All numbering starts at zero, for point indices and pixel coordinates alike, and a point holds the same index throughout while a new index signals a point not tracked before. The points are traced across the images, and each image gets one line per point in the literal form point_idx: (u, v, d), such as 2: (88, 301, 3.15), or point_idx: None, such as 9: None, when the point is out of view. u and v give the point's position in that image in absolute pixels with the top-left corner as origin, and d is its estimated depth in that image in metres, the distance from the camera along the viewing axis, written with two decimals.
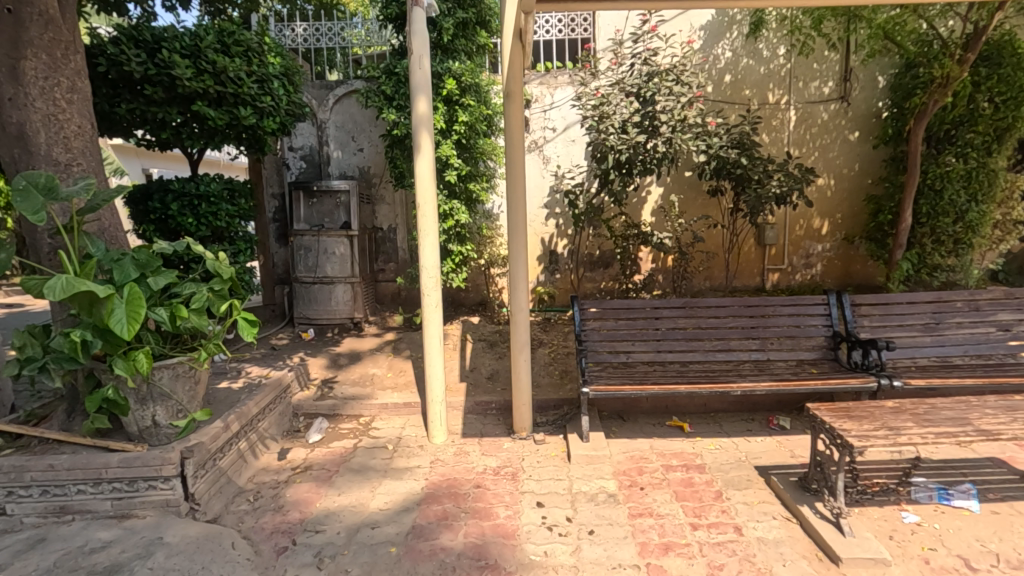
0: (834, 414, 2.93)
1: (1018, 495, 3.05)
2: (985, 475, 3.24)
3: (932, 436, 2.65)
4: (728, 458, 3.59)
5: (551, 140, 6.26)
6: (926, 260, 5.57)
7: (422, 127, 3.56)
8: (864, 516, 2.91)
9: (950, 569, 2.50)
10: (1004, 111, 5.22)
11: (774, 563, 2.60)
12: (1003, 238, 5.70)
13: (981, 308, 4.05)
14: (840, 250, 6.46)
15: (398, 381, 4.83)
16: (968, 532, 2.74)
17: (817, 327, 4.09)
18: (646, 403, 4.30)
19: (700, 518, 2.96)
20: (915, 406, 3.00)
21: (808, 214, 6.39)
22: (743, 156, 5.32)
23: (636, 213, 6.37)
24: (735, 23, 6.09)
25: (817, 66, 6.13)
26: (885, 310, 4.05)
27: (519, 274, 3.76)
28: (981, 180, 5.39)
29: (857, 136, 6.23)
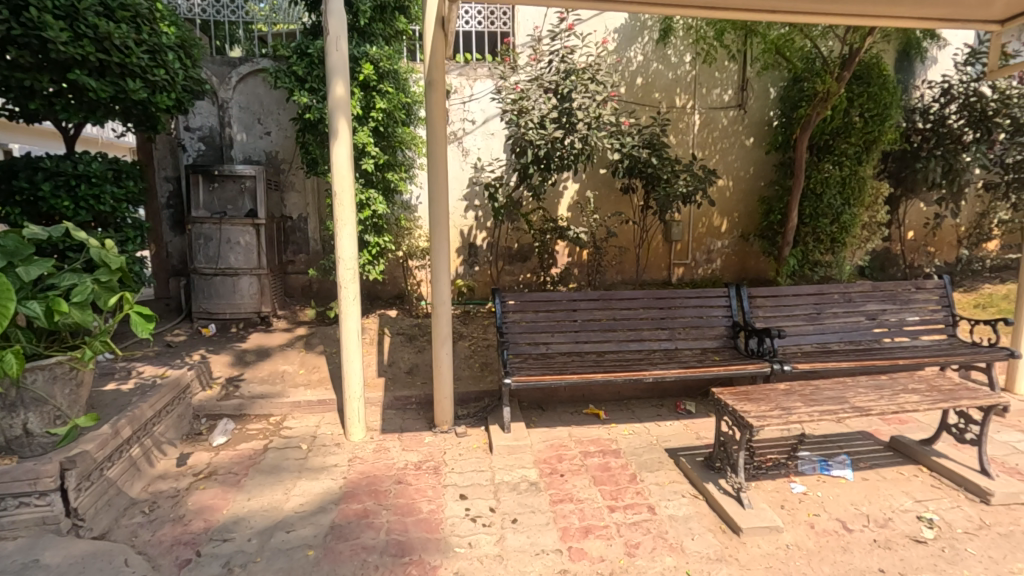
0: (736, 398, 3.18)
1: (883, 463, 3.48)
2: (857, 447, 3.68)
3: (817, 414, 2.97)
4: (640, 443, 3.78)
5: (470, 132, 6.23)
6: (808, 257, 6.19)
7: (339, 112, 3.41)
8: (760, 489, 3.19)
9: (831, 532, 2.81)
10: (872, 125, 5.88)
11: (684, 538, 2.78)
12: (869, 238, 6.43)
13: (854, 299, 4.56)
14: (736, 247, 7.00)
15: (311, 377, 4.61)
16: (844, 498, 3.09)
17: (719, 317, 4.41)
18: (564, 393, 4.43)
19: (617, 500, 3.10)
20: (802, 387, 3.33)
21: (709, 213, 6.86)
22: (654, 156, 5.61)
23: (553, 207, 6.50)
24: (647, 28, 6.38)
25: (718, 75, 6.58)
26: (776, 301, 4.45)
27: (441, 267, 3.71)
28: (853, 186, 6.03)
29: (752, 142, 6.76)
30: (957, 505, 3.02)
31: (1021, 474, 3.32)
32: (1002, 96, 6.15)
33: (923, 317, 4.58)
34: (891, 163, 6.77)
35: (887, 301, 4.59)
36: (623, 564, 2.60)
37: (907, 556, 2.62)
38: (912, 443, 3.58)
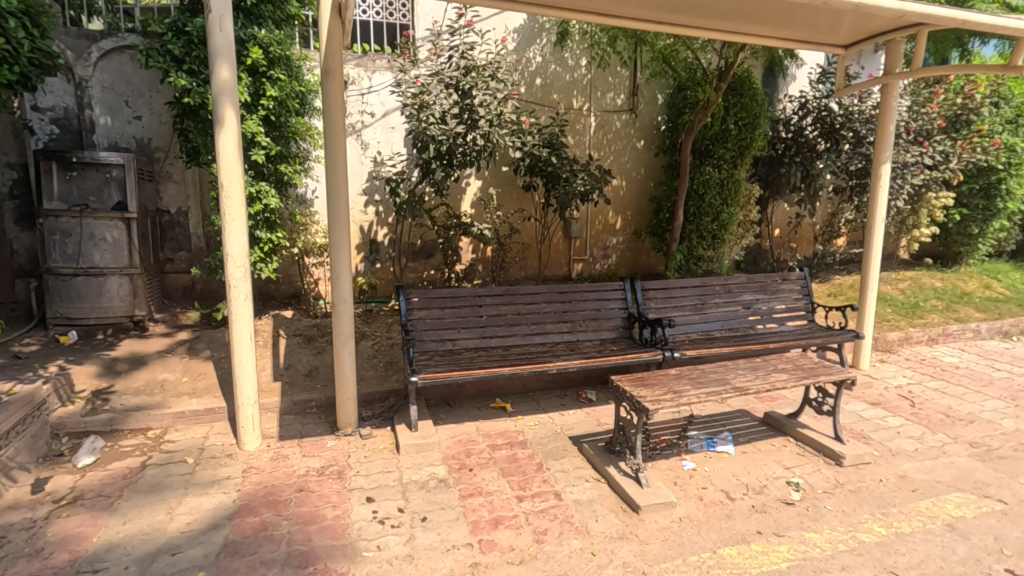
0: (633, 384, 3.37)
1: (758, 437, 3.88)
2: (737, 424, 4.06)
3: (704, 395, 3.24)
4: (546, 432, 3.90)
5: (370, 125, 6.03)
6: (693, 252, 6.72)
7: (224, 97, 3.16)
8: (655, 469, 3.42)
9: (717, 502, 3.08)
10: (744, 132, 6.49)
11: (588, 520, 2.92)
12: (743, 235, 7.11)
13: (732, 290, 5.02)
14: (630, 243, 7.41)
15: (197, 385, 4.24)
16: (727, 471, 3.40)
17: (616, 309, 4.65)
18: (471, 388, 4.44)
19: (525, 490, 3.17)
20: (690, 371, 3.62)
21: (606, 211, 7.20)
22: (553, 155, 5.79)
23: (456, 204, 6.49)
24: (545, 30, 6.55)
25: (611, 80, 6.91)
26: (666, 293, 4.79)
27: (341, 264, 3.57)
28: (730, 188, 6.63)
29: (642, 145, 7.19)
30: (818, 469, 3.44)
31: (866, 438, 3.85)
32: (847, 112, 7.08)
33: (789, 305, 5.15)
34: (761, 167, 7.52)
35: (759, 291, 5.10)
36: (532, 551, 2.67)
37: (779, 517, 2.94)
38: (781, 417, 4.02)
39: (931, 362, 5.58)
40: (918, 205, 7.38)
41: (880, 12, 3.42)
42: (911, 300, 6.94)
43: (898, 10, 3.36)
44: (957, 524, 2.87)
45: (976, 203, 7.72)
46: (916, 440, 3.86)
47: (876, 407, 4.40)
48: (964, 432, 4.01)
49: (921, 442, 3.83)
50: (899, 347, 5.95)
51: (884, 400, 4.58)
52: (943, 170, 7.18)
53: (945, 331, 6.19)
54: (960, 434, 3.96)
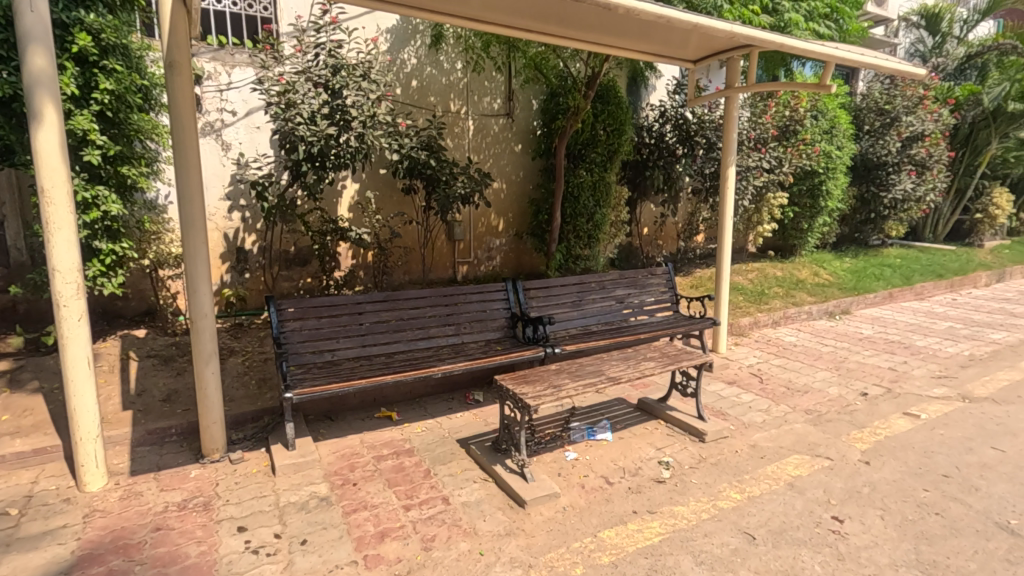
0: (516, 382, 3.46)
1: (633, 422, 4.15)
2: (614, 413, 4.32)
3: (581, 387, 3.40)
4: (433, 438, 3.87)
5: (231, 124, 5.57)
6: (571, 252, 7.06)
7: (41, 88, 2.75)
8: (540, 462, 3.54)
9: (597, 488, 3.25)
10: (612, 138, 6.93)
11: (476, 520, 2.94)
12: (616, 235, 7.59)
13: (607, 287, 5.31)
14: (512, 245, 7.57)
15: (23, 423, 3.64)
16: (606, 457, 3.60)
17: (499, 310, 4.74)
18: (354, 399, 4.28)
19: (411, 499, 3.12)
20: (569, 365, 3.79)
21: (488, 213, 7.30)
22: (432, 158, 5.76)
23: (332, 208, 6.21)
24: (419, 32, 6.50)
25: (487, 85, 7.03)
26: (546, 292, 4.96)
27: (199, 276, 3.26)
28: (602, 190, 7.04)
29: (520, 148, 7.39)
30: (684, 447, 3.76)
31: (724, 414, 4.28)
32: (699, 121, 7.84)
33: (656, 298, 5.57)
34: (629, 170, 8.00)
35: (631, 286, 5.46)
36: (420, 560, 2.63)
37: (652, 495, 3.17)
38: (653, 402, 4.35)
39: (775, 343, 6.34)
40: (760, 204, 8.36)
41: (715, 34, 3.85)
42: (758, 289, 7.84)
43: (729, 33, 3.81)
44: (796, 482, 3.29)
45: (805, 202, 8.92)
46: (764, 412, 4.36)
47: (732, 386, 4.92)
48: (800, 401, 4.61)
49: (767, 413, 4.34)
50: (750, 331, 6.70)
51: (738, 379, 5.13)
52: (779, 173, 8.18)
53: (785, 315, 7.07)
54: (798, 404, 4.54)
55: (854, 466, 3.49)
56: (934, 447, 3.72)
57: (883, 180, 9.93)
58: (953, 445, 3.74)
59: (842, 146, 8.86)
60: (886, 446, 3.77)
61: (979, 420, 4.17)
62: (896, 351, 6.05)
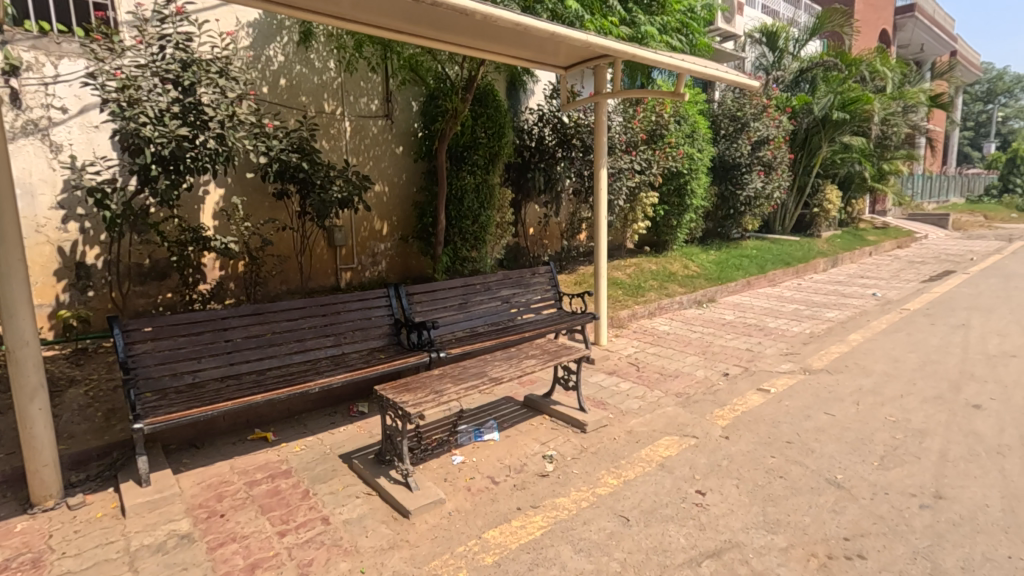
0: (396, 391, 3.38)
1: (520, 420, 4.24)
2: (502, 412, 4.38)
3: (463, 391, 3.40)
4: (313, 455, 3.68)
5: (60, 123, 4.90)
6: (458, 254, 7.07)
7: None
8: (427, 469, 3.50)
9: (483, 489, 3.28)
10: (493, 140, 7.03)
11: (358, 537, 2.83)
12: (502, 235, 7.71)
13: (492, 288, 5.32)
14: (398, 249, 7.41)
15: None
16: (493, 457, 3.64)
17: (381, 317, 4.61)
18: (223, 423, 3.94)
19: (287, 523, 2.93)
20: (452, 369, 3.79)
21: (370, 217, 7.07)
22: (304, 160, 5.49)
23: (193, 216, 5.68)
24: (284, 28, 6.15)
25: (363, 85, 6.82)
26: (431, 295, 4.85)
27: (15, 298, 2.82)
28: (485, 192, 7.11)
29: (401, 150, 7.25)
30: (567, 439, 3.91)
31: (604, 404, 4.51)
32: (576, 125, 8.18)
33: (540, 297, 5.73)
34: (513, 171, 8.18)
35: (516, 286, 5.54)
36: None
37: (536, 490, 3.26)
38: (538, 398, 4.47)
39: (652, 332, 6.80)
40: (634, 203, 8.92)
41: (573, 42, 4.14)
42: (635, 282, 8.37)
43: (585, 41, 4.12)
44: (665, 462, 3.54)
45: (673, 200, 9.65)
46: (640, 399, 4.65)
47: (612, 376, 5.20)
48: (672, 385, 4.98)
49: (643, 399, 4.63)
50: (629, 323, 7.12)
51: (617, 369, 5.43)
52: (649, 174, 8.78)
53: (659, 306, 7.61)
54: (669, 388, 4.90)
55: (716, 441, 3.83)
56: (780, 417, 4.19)
57: (738, 180, 11.03)
58: (796, 414, 4.25)
59: (703, 149, 9.72)
60: (742, 420, 4.18)
61: (816, 390, 4.77)
62: (752, 333, 6.74)
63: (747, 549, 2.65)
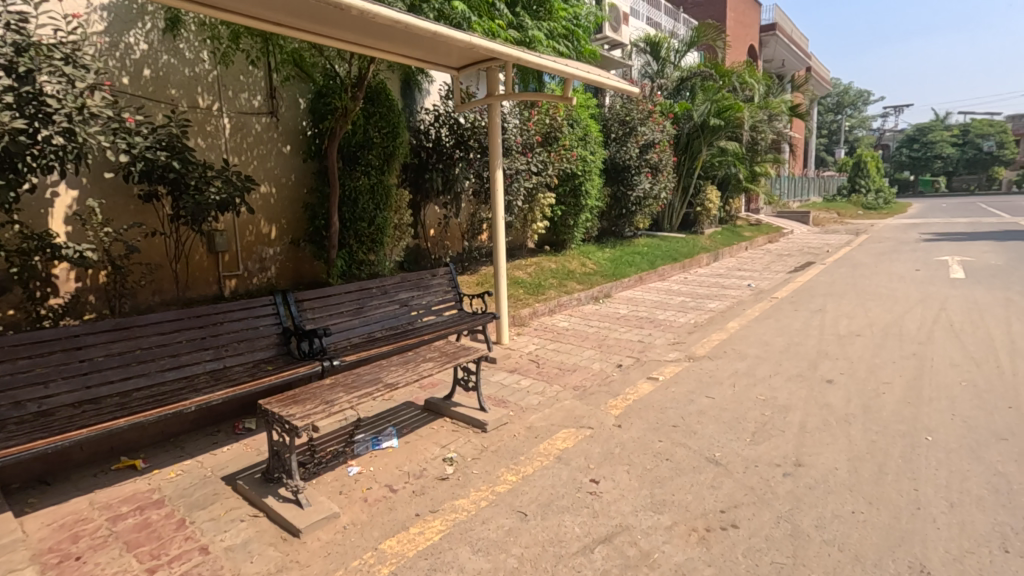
0: (283, 404, 3.19)
1: (420, 424, 4.17)
2: (402, 418, 4.29)
3: (356, 399, 3.28)
4: (191, 480, 3.37)
5: None
6: (354, 257, 6.83)
7: None
8: (320, 484, 3.34)
9: (381, 498, 3.18)
10: (387, 140, 6.86)
11: (242, 564, 2.64)
12: (401, 237, 7.56)
13: (389, 291, 5.17)
14: (289, 253, 7.02)
15: None
16: (391, 465, 3.55)
17: (268, 326, 4.32)
18: (80, 454, 3.50)
19: (158, 558, 2.66)
20: (345, 378, 3.64)
21: (255, 220, 6.62)
22: (174, 159, 5.03)
23: (40, 221, 5.00)
24: (147, 14, 5.59)
25: (242, 79, 6.37)
26: (323, 302, 4.62)
27: None
28: (381, 193, 6.91)
29: (289, 149, 6.86)
30: (467, 440, 3.90)
31: (505, 402, 4.56)
32: (472, 126, 8.21)
33: (441, 298, 5.66)
34: (410, 172, 8.08)
35: (414, 289, 5.42)
36: None
37: (435, 494, 3.22)
38: (439, 402, 4.43)
39: (552, 329, 6.99)
40: (533, 204, 9.13)
41: (456, 43, 4.12)
42: (535, 281, 8.56)
43: (468, 43, 4.12)
44: (562, 455, 3.65)
45: (570, 200, 9.99)
46: (539, 394, 4.76)
47: (513, 374, 5.27)
48: (570, 379, 5.15)
49: (542, 395, 4.75)
50: (530, 321, 7.27)
51: (519, 366, 5.52)
52: (545, 175, 9.02)
53: (559, 303, 7.85)
54: (567, 382, 5.06)
55: (609, 430, 4.01)
56: (667, 403, 4.47)
57: (629, 181, 11.65)
58: (681, 399, 4.55)
59: (595, 151, 10.14)
60: (634, 408, 4.41)
61: (699, 375, 5.14)
62: (644, 325, 7.15)
63: (636, 531, 2.79)
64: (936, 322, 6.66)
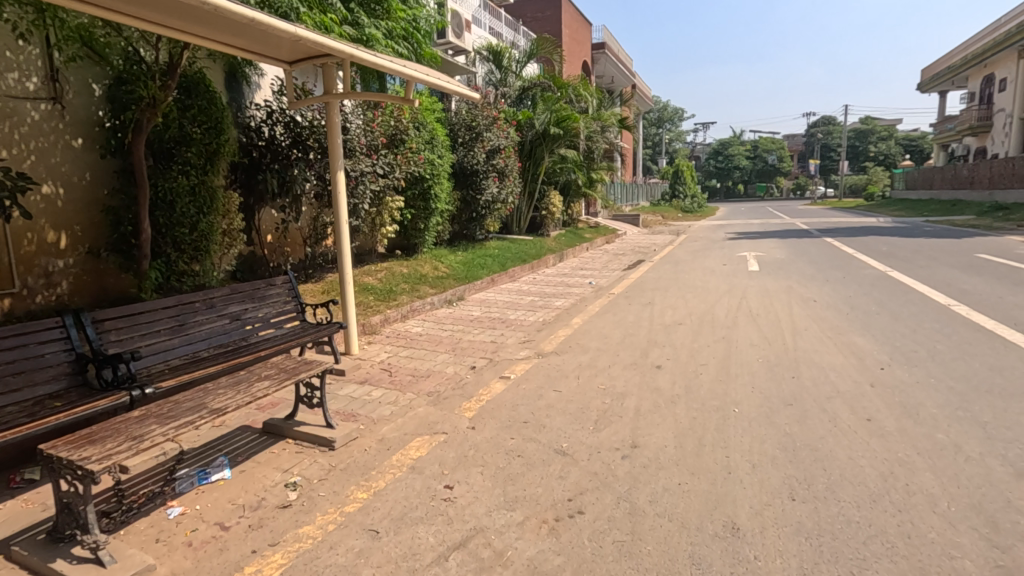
0: (74, 446, 2.66)
1: (257, 449, 3.79)
2: (235, 445, 3.86)
3: (173, 431, 2.86)
4: None
5: None
6: (173, 268, 6.02)
7: None
8: (131, 534, 2.86)
9: (210, 539, 2.82)
10: (209, 137, 6.14)
11: None
12: (232, 244, 6.83)
13: (215, 305, 4.57)
14: (87, 265, 5.95)
15: None
16: (222, 499, 3.17)
17: (56, 354, 3.57)
18: None
19: None
20: (159, 407, 3.16)
21: (37, 226, 5.51)
22: None
23: None
24: None
25: (10, 55, 5.24)
26: (130, 321, 3.95)
27: None
28: (204, 195, 6.16)
29: (81, 143, 5.81)
30: (313, 461, 3.63)
31: (354, 416, 4.33)
32: (310, 125, 7.72)
33: (280, 309, 5.19)
34: (240, 173, 7.35)
35: (246, 300, 4.87)
36: None
37: (275, 524, 2.93)
38: (279, 422, 4.06)
39: (404, 335, 6.84)
40: (381, 207, 8.84)
41: (280, 33, 3.79)
42: (386, 287, 8.30)
43: (294, 34, 3.81)
44: (416, 464, 3.56)
45: (419, 204, 9.88)
46: (392, 404, 4.61)
47: (364, 385, 5.04)
48: (423, 385, 5.06)
49: (395, 404, 4.60)
50: (381, 328, 7.04)
51: (370, 376, 5.29)
52: (392, 178, 8.79)
53: (411, 308, 7.71)
54: (421, 388, 4.97)
55: (463, 433, 4.01)
56: (518, 400, 4.61)
57: (477, 185, 11.87)
58: (531, 395, 4.73)
59: (443, 155, 10.14)
60: (486, 409, 4.47)
61: (547, 370, 5.39)
62: (495, 326, 7.31)
63: (490, 531, 2.82)
64: (739, 309, 7.76)
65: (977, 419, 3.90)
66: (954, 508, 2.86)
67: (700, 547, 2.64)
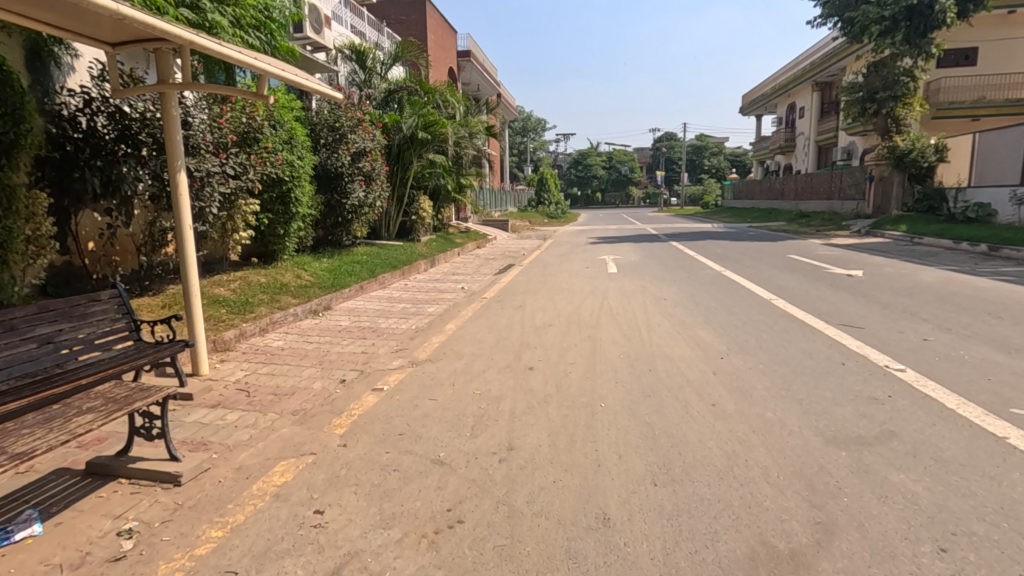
0: None
1: (79, 495, 3.22)
2: (48, 493, 3.24)
3: None
4: None
5: None
6: None
7: None
8: None
9: None
10: (3, 125, 5.12)
11: None
12: (39, 254, 5.77)
13: (17, 327, 3.73)
14: None
15: None
16: (31, 560, 2.64)
17: None
18: None
19: None
20: None
21: None
22: None
23: None
24: None
25: None
26: None
27: None
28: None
29: None
30: (154, 501, 3.17)
31: (204, 444, 3.87)
32: (142, 117, 6.82)
33: (106, 328, 4.43)
34: (49, 169, 6.23)
35: (60, 319, 4.03)
36: None
37: None
38: (107, 460, 3.49)
39: (264, 350, 6.28)
40: (232, 211, 8.03)
41: (95, 8, 3.26)
42: (241, 298, 7.57)
43: (115, 11, 3.30)
44: (281, 491, 3.27)
45: (277, 208, 9.18)
46: (250, 427, 4.20)
47: (216, 409, 4.53)
48: (287, 404, 4.68)
49: (254, 427, 4.19)
50: (236, 344, 6.39)
51: (223, 398, 4.77)
52: (245, 180, 8.04)
53: (271, 320, 7.11)
54: (284, 408, 4.58)
55: (334, 452, 3.77)
56: (392, 412, 4.45)
57: (343, 189, 11.34)
58: (406, 406, 4.59)
59: (303, 157, 9.51)
60: (359, 424, 4.25)
61: (422, 379, 5.28)
62: (366, 336, 7.01)
63: (366, 554, 2.67)
64: (602, 309, 8.27)
65: (796, 397, 4.54)
66: (782, 477, 3.29)
67: (575, 541, 2.75)
